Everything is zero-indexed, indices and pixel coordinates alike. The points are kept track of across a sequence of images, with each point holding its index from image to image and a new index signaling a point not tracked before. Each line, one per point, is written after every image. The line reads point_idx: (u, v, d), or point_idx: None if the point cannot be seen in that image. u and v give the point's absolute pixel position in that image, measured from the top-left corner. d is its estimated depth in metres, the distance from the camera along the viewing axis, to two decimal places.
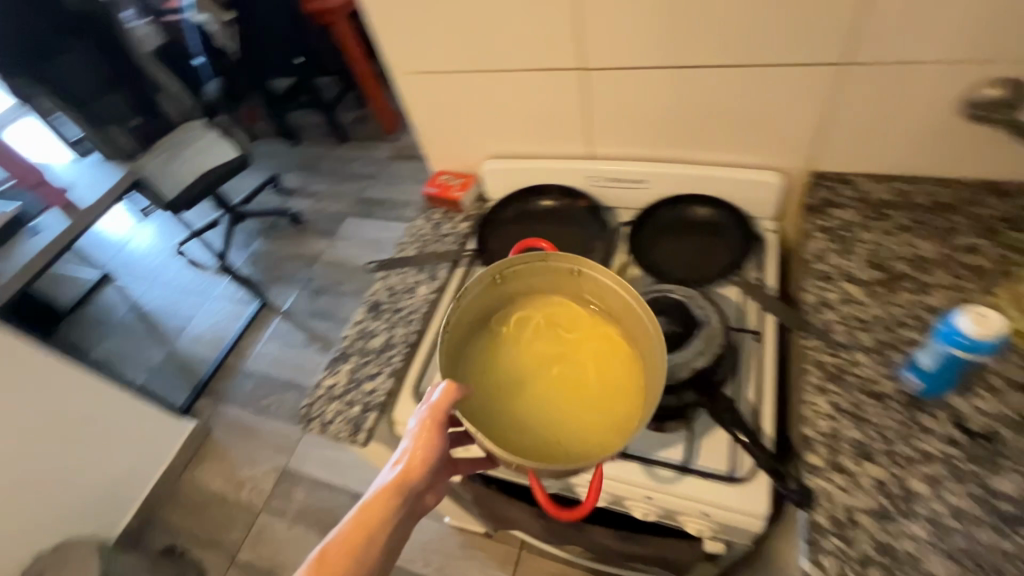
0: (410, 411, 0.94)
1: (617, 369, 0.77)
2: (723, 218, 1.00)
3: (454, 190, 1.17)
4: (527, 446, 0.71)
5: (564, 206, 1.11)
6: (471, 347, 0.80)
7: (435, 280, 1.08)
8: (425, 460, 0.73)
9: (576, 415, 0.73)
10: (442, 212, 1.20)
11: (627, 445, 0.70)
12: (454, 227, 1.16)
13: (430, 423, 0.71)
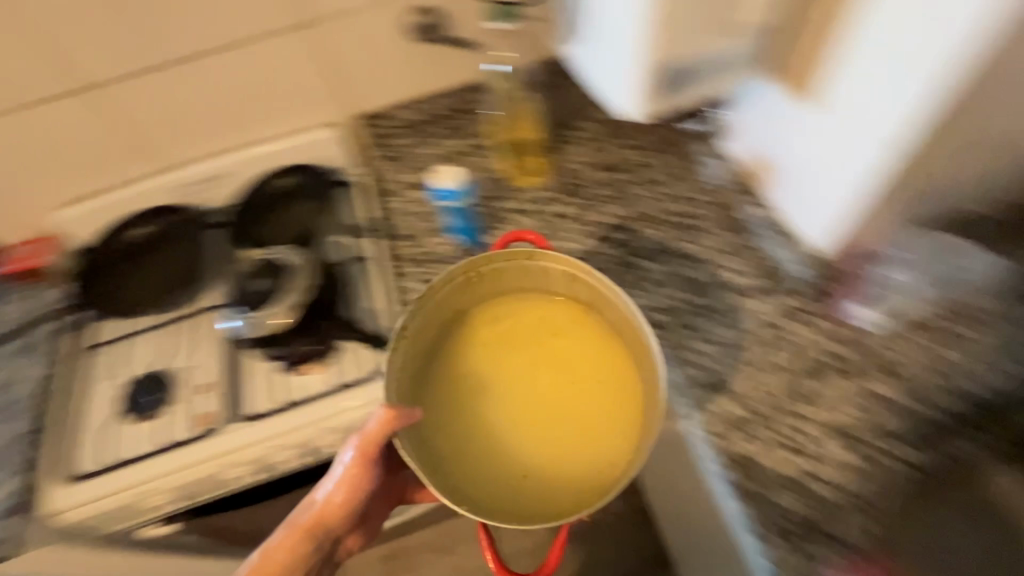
0: (59, 489, 0.86)
1: (604, 384, 0.77)
2: (306, 179, 1.11)
3: (29, 261, 1.04)
4: (489, 466, 0.74)
5: (159, 224, 1.08)
6: (457, 346, 0.81)
7: (49, 355, 0.98)
8: (343, 501, 0.75)
9: (548, 421, 0.75)
10: (30, 286, 1.06)
11: (594, 461, 0.73)
12: (48, 300, 1.04)
13: (355, 462, 0.72)
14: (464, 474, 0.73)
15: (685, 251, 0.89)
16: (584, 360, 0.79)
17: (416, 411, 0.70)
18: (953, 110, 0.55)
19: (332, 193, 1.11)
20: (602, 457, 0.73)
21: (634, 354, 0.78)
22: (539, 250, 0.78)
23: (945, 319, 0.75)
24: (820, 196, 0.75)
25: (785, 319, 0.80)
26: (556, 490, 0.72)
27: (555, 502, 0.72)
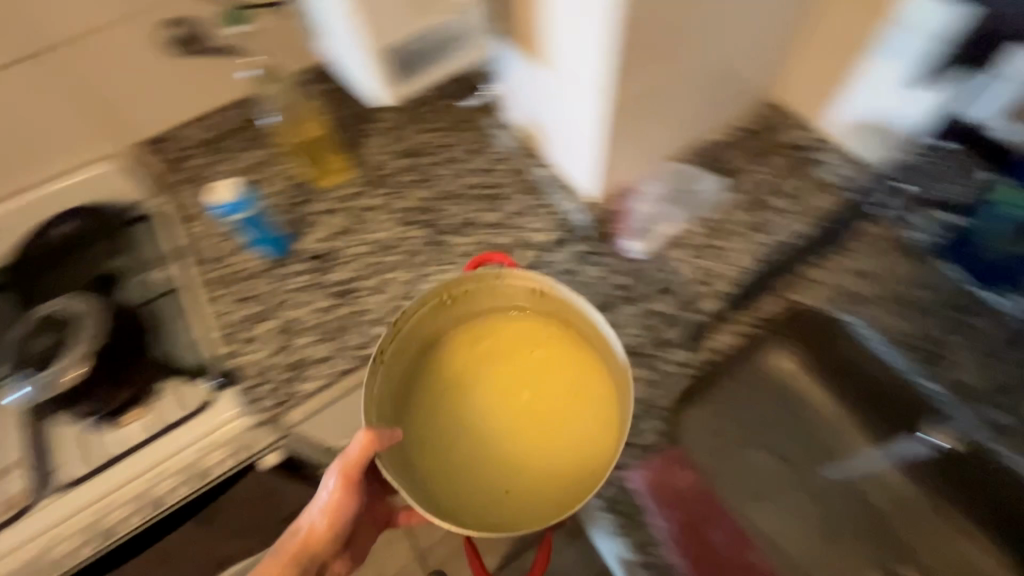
0: None
1: (588, 393, 0.73)
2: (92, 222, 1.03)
3: None
4: (469, 480, 0.70)
5: None
6: (442, 366, 0.77)
7: None
8: (327, 526, 0.75)
9: (533, 432, 0.71)
10: None
11: (576, 465, 0.69)
12: None
13: (339, 488, 0.72)
14: (446, 494, 0.69)
15: (488, 220, 0.94)
16: (565, 374, 0.75)
17: (397, 431, 0.67)
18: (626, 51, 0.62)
19: (129, 232, 1.05)
20: (584, 467, 0.69)
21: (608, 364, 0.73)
22: (506, 269, 0.74)
23: (702, 235, 0.86)
24: (573, 150, 0.84)
25: (578, 264, 0.87)
26: (538, 499, 0.68)
27: (538, 514, 0.67)
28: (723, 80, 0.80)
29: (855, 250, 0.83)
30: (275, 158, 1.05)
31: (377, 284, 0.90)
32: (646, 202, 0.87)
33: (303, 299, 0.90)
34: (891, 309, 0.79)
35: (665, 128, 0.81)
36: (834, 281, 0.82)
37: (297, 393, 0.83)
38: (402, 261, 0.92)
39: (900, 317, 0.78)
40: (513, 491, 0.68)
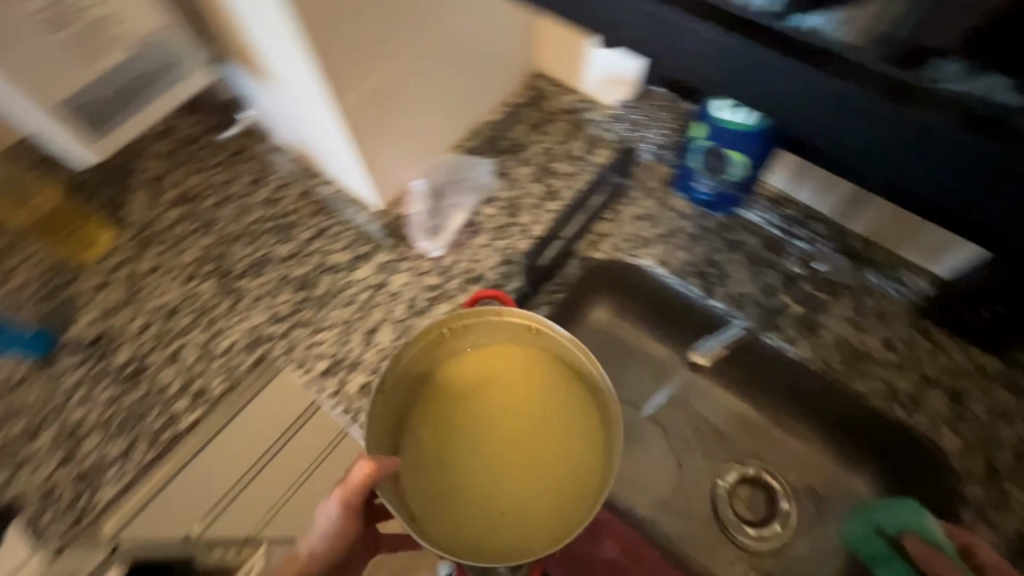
0: None
1: (587, 415, 0.63)
2: None
3: None
4: (464, 521, 0.58)
5: None
6: (452, 386, 0.64)
7: None
8: (326, 552, 0.63)
9: (530, 460, 0.61)
10: None
11: (572, 491, 0.59)
12: None
13: (342, 515, 0.62)
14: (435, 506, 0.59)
15: (281, 252, 0.88)
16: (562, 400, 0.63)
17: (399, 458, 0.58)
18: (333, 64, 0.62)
19: None
20: (580, 494, 0.58)
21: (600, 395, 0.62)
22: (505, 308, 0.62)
23: (495, 218, 0.88)
24: (340, 166, 0.83)
25: (382, 275, 0.85)
26: (532, 535, 0.57)
27: (526, 541, 0.57)
28: (467, 70, 0.83)
29: (634, 195, 0.88)
30: (17, 244, 0.90)
31: (169, 355, 0.81)
32: (420, 202, 0.87)
33: (84, 396, 0.79)
34: (675, 243, 0.84)
35: (424, 126, 0.83)
36: (622, 229, 0.86)
37: (96, 503, 0.74)
38: (192, 322, 0.83)
39: (682, 248, 0.84)
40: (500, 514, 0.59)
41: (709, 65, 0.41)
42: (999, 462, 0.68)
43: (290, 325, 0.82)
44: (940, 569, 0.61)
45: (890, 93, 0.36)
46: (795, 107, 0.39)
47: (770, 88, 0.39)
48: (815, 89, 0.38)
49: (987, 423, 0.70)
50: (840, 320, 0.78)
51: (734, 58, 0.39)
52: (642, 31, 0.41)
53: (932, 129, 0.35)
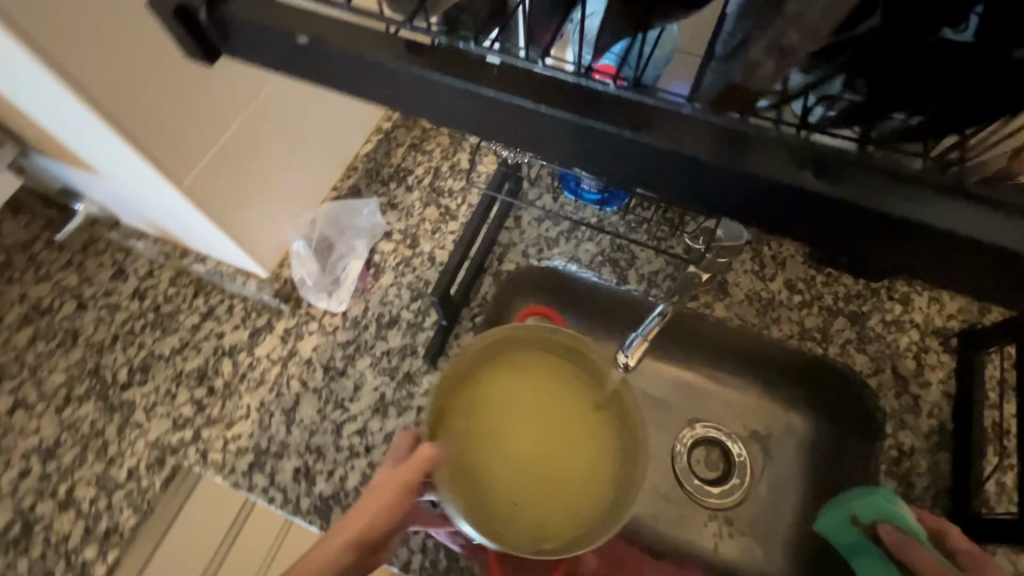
0: None
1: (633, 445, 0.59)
2: None
3: None
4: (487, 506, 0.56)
5: None
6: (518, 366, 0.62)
7: None
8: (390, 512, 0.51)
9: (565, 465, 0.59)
10: None
11: (580, 507, 0.57)
12: None
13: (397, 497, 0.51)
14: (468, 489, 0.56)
15: (166, 348, 0.78)
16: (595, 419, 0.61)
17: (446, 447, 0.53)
18: (140, 144, 0.55)
19: None
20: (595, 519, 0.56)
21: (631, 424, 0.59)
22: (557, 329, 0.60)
23: (395, 253, 0.83)
24: (206, 241, 0.75)
25: (289, 344, 0.78)
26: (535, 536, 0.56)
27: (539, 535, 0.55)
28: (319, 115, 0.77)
29: (528, 196, 0.87)
30: None
31: (62, 501, 0.70)
32: (306, 260, 0.81)
33: None
34: (580, 238, 0.84)
35: (289, 176, 0.77)
36: (526, 235, 0.85)
37: None
38: (79, 456, 0.73)
39: (589, 240, 0.84)
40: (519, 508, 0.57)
41: (515, 134, 0.33)
42: (903, 369, 0.74)
43: (197, 427, 0.74)
44: (913, 555, 0.55)
45: (710, 149, 0.30)
46: (645, 166, 0.32)
47: (586, 155, 0.33)
48: (632, 154, 0.31)
49: (886, 336, 0.76)
50: (746, 275, 0.81)
51: (540, 128, 0.32)
52: (432, 102, 0.34)
53: (761, 181, 0.29)
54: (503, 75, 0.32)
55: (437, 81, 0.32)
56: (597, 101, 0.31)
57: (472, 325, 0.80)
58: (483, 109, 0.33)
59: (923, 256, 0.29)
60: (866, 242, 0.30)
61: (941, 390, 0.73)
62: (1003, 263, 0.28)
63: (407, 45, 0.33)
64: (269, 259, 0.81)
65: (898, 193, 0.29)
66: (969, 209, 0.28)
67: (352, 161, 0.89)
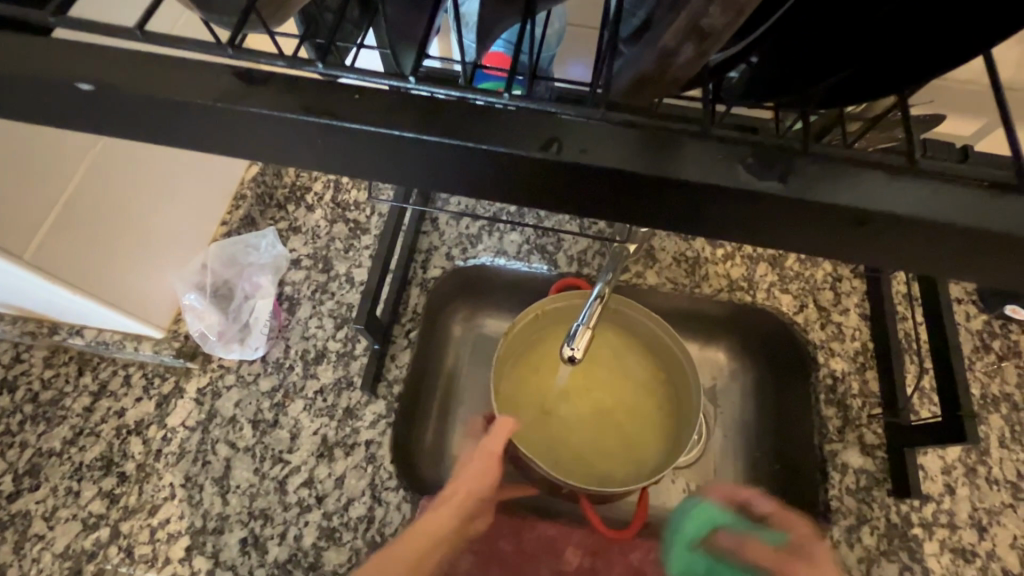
0: None
1: (676, 374, 0.68)
2: None
3: None
4: (565, 464, 0.65)
5: None
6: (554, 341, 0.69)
7: None
8: (476, 482, 0.57)
9: (616, 411, 0.69)
10: None
11: (641, 449, 0.67)
12: None
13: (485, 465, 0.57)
14: (547, 455, 0.65)
15: (57, 442, 0.68)
16: (637, 375, 0.71)
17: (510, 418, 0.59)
18: None
19: None
20: (658, 446, 0.67)
21: (666, 369, 0.69)
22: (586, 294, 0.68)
23: (308, 281, 0.76)
24: (80, 314, 0.66)
25: (205, 406, 0.70)
26: (609, 478, 0.65)
27: (619, 477, 0.65)
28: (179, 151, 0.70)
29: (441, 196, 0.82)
30: None
31: None
32: (204, 313, 0.72)
33: None
34: (503, 230, 0.81)
35: (165, 222, 0.70)
36: (446, 236, 0.81)
37: None
38: None
39: (512, 231, 0.81)
40: (596, 461, 0.66)
41: (403, 171, 0.30)
42: (823, 300, 0.78)
43: (114, 522, 0.64)
44: (755, 547, 0.57)
45: (625, 158, 0.27)
46: (531, 184, 0.29)
47: (468, 178, 0.29)
48: (515, 171, 0.28)
49: (804, 272, 0.80)
50: (670, 239, 0.82)
51: (437, 161, 0.29)
52: (300, 148, 0.29)
53: (663, 181, 0.28)
54: (371, 104, 0.28)
55: (294, 122, 0.28)
56: (487, 119, 0.28)
57: (407, 342, 0.75)
58: (358, 145, 0.29)
59: (831, 232, 0.28)
60: (811, 233, 0.29)
61: (859, 313, 0.78)
62: (944, 235, 0.27)
63: (245, 80, 0.28)
64: (162, 317, 0.72)
65: (831, 179, 0.27)
66: (898, 183, 0.27)
67: (239, 189, 0.80)
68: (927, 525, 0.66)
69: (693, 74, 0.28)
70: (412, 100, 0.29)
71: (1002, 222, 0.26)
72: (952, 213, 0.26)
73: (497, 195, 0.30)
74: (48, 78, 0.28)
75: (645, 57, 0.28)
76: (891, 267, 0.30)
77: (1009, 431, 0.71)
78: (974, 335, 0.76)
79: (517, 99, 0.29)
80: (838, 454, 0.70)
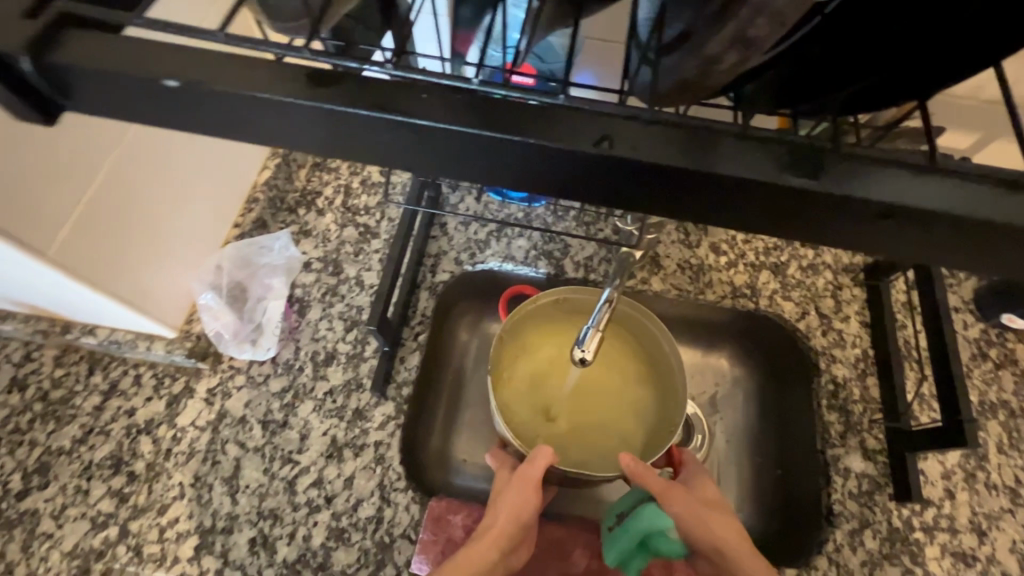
0: None
1: (661, 362, 0.69)
2: None
3: None
4: (593, 454, 0.67)
5: None
6: (528, 354, 0.70)
7: None
8: (518, 510, 0.55)
9: (603, 383, 0.70)
10: None
11: (644, 408, 0.69)
12: None
13: (524, 493, 0.56)
14: (572, 452, 0.66)
15: (66, 440, 0.68)
16: (606, 345, 0.71)
17: (546, 446, 0.58)
18: None
19: None
20: (658, 403, 0.69)
21: (626, 329, 0.71)
22: (532, 302, 0.68)
23: (318, 283, 0.77)
24: (96, 313, 0.67)
25: (215, 406, 0.70)
26: (634, 445, 0.67)
27: (642, 443, 0.67)
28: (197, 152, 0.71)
29: (451, 201, 0.84)
30: None
31: None
32: (219, 313, 0.72)
33: None
34: (511, 235, 0.83)
35: (185, 223, 0.71)
36: (455, 241, 0.82)
37: None
38: None
39: (520, 236, 0.82)
40: (615, 439, 0.68)
41: (450, 162, 0.31)
42: (824, 307, 0.80)
43: (123, 521, 0.64)
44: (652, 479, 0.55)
45: (668, 154, 0.29)
46: (571, 177, 0.31)
47: (510, 169, 0.31)
48: (558, 164, 0.30)
49: (805, 280, 0.82)
50: (674, 246, 0.84)
51: (480, 152, 0.30)
52: (347, 139, 0.31)
53: (706, 178, 0.29)
54: (432, 101, 0.30)
55: (360, 117, 0.29)
56: (541, 116, 0.30)
57: (417, 345, 0.76)
58: (405, 139, 0.30)
59: (864, 226, 0.30)
60: (836, 228, 0.30)
61: (859, 320, 0.79)
62: (963, 229, 0.29)
63: (313, 78, 0.30)
64: (177, 315, 0.72)
65: (859, 177, 0.29)
66: (918, 181, 0.29)
67: (252, 192, 0.82)
68: (928, 530, 0.67)
69: (728, 80, 0.30)
70: (468, 99, 0.30)
71: (1020, 216, 0.28)
72: (972, 209, 0.28)
73: (542, 188, 0.32)
74: (107, 70, 0.29)
75: (687, 66, 0.30)
76: (916, 260, 0.31)
77: (1006, 438, 0.72)
78: (972, 343, 0.77)
79: (569, 98, 0.30)
80: (841, 459, 0.71)
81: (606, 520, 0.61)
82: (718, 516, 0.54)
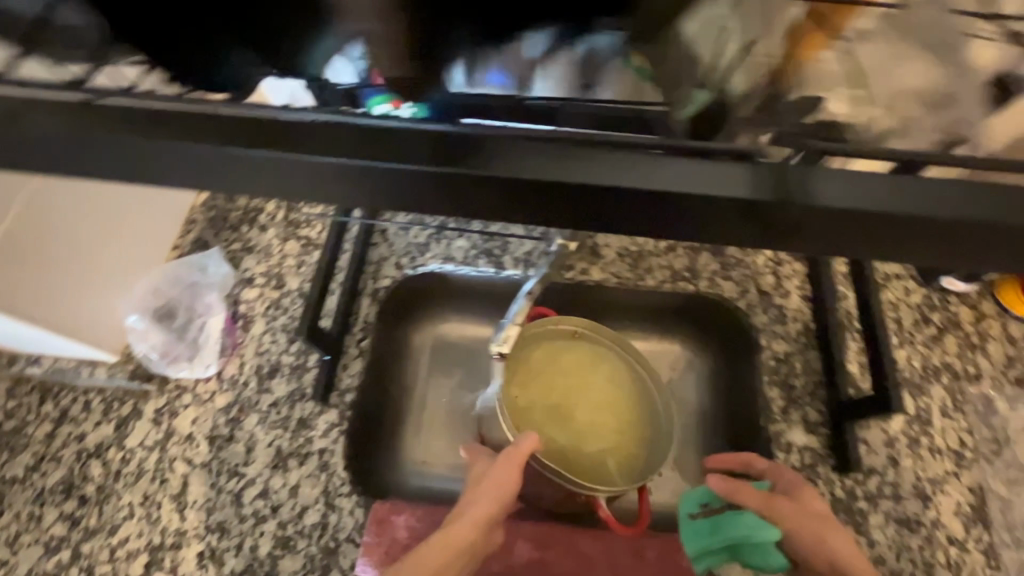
0: None
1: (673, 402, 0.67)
2: None
3: None
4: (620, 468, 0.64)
5: None
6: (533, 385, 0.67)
7: None
8: (496, 492, 0.56)
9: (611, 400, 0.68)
10: None
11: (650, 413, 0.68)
12: None
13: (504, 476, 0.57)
14: (604, 469, 0.64)
15: (19, 469, 0.69)
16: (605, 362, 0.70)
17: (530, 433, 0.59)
18: None
19: None
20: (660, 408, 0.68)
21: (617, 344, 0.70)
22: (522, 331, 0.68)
23: (261, 298, 0.78)
24: (35, 342, 0.70)
25: (163, 426, 0.72)
26: (649, 448, 0.66)
27: (660, 446, 0.66)
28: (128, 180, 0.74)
29: None
30: None
31: None
32: (148, 333, 0.74)
33: None
34: (450, 237, 0.83)
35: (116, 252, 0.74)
36: (395, 246, 0.83)
37: None
38: None
39: (458, 236, 0.83)
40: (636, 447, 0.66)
41: (196, 174, 0.33)
42: (764, 285, 0.80)
43: (74, 544, 0.66)
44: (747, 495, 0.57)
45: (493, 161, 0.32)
46: (312, 180, 0.33)
47: (246, 174, 0.33)
48: (304, 169, 0.32)
49: (745, 259, 0.81)
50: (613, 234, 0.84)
51: (220, 164, 0.32)
52: (85, 158, 0.33)
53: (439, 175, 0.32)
54: (150, 118, 0.32)
55: (100, 136, 0.32)
56: (273, 129, 0.32)
57: (360, 351, 0.77)
58: (139, 156, 0.32)
59: (622, 208, 0.32)
60: (613, 212, 0.33)
61: (800, 295, 0.79)
62: (728, 208, 0.32)
63: (79, 125, 0.32)
64: (115, 339, 0.75)
65: (613, 166, 0.32)
66: (669, 163, 0.32)
67: (191, 215, 0.83)
68: (872, 498, 0.67)
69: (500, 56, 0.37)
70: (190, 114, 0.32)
71: (769, 191, 0.31)
72: (727, 187, 0.31)
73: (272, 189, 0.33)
74: None
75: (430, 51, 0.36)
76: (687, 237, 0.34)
77: (950, 401, 0.72)
78: (914, 309, 0.77)
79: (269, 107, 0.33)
80: (783, 434, 0.71)
81: (683, 510, 0.62)
82: (837, 533, 0.55)
